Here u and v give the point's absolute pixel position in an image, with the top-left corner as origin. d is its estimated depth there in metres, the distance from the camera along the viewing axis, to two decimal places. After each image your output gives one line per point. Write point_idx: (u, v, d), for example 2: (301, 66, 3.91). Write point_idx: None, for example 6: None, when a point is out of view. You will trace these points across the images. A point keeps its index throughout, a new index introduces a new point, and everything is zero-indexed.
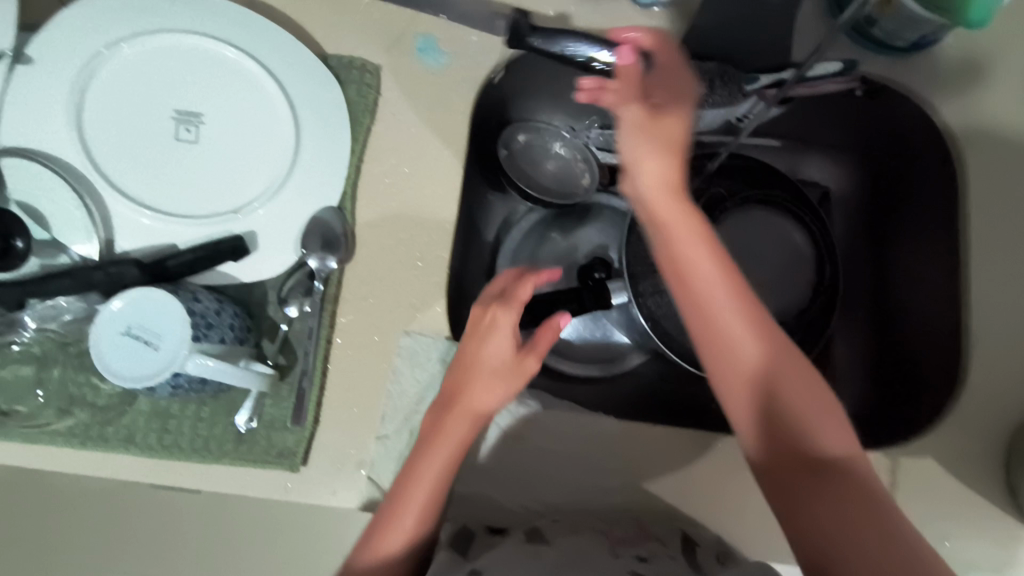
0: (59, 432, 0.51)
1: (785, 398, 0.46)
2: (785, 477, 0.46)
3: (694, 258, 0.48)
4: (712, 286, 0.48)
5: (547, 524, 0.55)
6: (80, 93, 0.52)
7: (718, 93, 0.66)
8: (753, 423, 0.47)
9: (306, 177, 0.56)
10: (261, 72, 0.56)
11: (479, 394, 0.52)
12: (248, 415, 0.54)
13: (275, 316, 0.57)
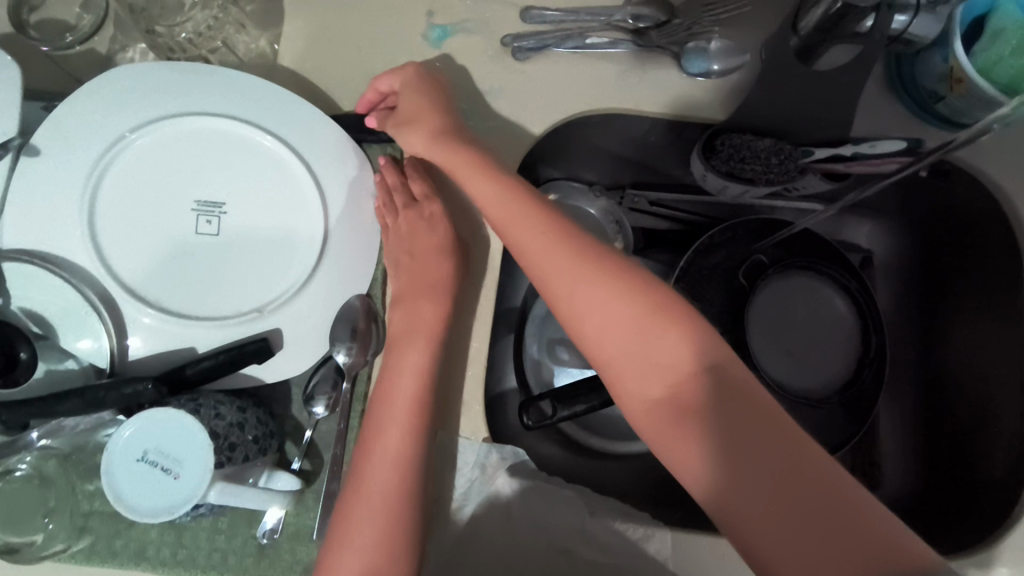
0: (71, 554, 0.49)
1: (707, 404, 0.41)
2: (735, 507, 0.38)
3: (545, 263, 0.47)
4: (578, 291, 0.45)
5: None
6: (94, 189, 0.49)
7: (773, 172, 0.63)
8: (685, 446, 0.40)
9: (334, 267, 0.52)
10: (288, 155, 0.52)
11: (396, 430, 0.49)
12: (271, 524, 0.50)
13: (300, 415, 0.54)
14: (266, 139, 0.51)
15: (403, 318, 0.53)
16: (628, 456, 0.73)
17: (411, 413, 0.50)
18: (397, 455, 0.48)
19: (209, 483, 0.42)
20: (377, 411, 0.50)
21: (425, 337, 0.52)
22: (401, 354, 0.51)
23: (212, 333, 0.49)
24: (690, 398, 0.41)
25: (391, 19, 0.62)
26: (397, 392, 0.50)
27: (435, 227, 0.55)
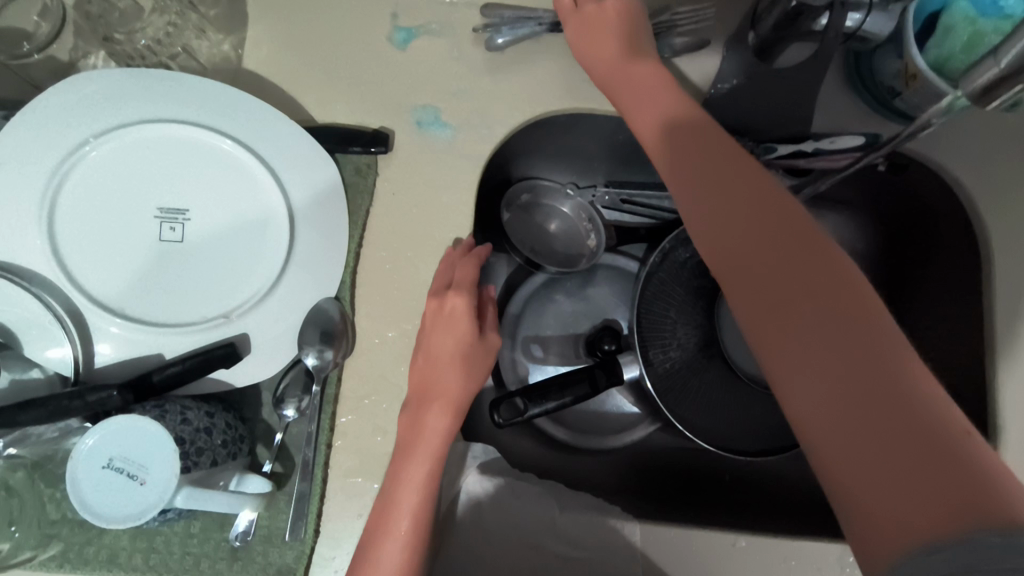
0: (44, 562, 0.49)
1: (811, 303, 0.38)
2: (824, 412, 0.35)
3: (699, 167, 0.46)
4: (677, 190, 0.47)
5: None
6: (54, 200, 0.49)
7: None
8: (779, 344, 0.38)
9: (301, 270, 0.53)
10: (252, 160, 0.52)
11: (420, 464, 0.50)
12: (243, 528, 0.51)
13: (269, 419, 0.54)
14: (226, 142, 0.52)
15: (411, 419, 0.52)
16: (604, 451, 0.75)
17: (434, 454, 0.51)
18: (403, 559, 0.48)
19: (176, 488, 0.43)
20: (382, 507, 0.50)
21: (433, 453, 0.51)
22: (405, 462, 0.50)
23: (178, 339, 0.50)
24: (791, 296, 0.39)
25: (355, 21, 0.62)
26: (422, 439, 0.51)
27: (455, 327, 0.54)
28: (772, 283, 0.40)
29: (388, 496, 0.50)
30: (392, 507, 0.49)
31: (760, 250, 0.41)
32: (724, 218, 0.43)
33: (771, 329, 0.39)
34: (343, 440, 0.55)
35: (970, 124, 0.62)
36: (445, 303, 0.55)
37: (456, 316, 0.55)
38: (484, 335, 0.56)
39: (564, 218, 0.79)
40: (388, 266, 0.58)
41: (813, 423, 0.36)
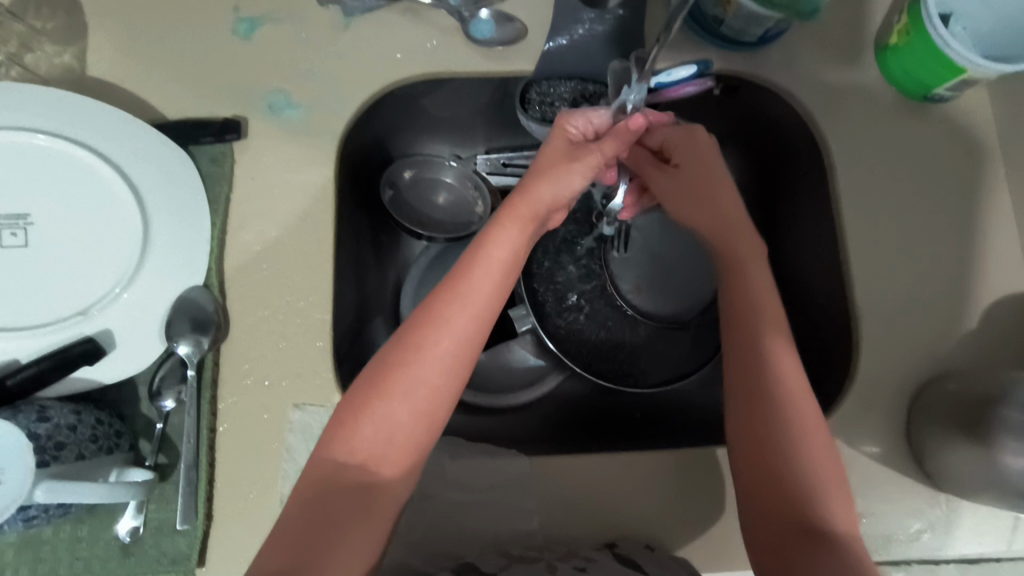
0: None
1: (777, 373, 0.50)
2: (778, 534, 0.46)
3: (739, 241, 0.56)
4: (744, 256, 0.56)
5: (482, 560, 0.52)
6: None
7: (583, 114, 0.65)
8: (737, 398, 0.50)
9: (159, 260, 0.54)
10: (92, 158, 0.54)
11: (402, 384, 0.46)
12: (132, 521, 0.51)
13: (149, 413, 0.54)
14: (40, 137, 0.53)
15: (479, 287, 0.49)
16: (515, 409, 0.77)
17: (433, 380, 0.46)
18: (384, 445, 0.45)
19: (34, 483, 0.42)
20: (375, 381, 0.46)
21: (462, 338, 0.47)
22: (408, 354, 0.47)
23: (33, 341, 0.50)
24: (793, 449, 0.47)
25: (197, 17, 0.63)
26: (425, 357, 0.47)
27: (525, 191, 0.53)
28: (754, 347, 0.51)
29: (393, 369, 0.46)
30: (392, 382, 0.46)
31: (766, 334, 0.52)
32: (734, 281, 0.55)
33: (743, 381, 0.50)
34: (227, 423, 0.55)
35: (797, 44, 0.67)
36: (561, 137, 0.56)
37: (556, 149, 0.56)
38: (532, 192, 0.53)
39: (451, 190, 0.80)
40: (255, 247, 0.58)
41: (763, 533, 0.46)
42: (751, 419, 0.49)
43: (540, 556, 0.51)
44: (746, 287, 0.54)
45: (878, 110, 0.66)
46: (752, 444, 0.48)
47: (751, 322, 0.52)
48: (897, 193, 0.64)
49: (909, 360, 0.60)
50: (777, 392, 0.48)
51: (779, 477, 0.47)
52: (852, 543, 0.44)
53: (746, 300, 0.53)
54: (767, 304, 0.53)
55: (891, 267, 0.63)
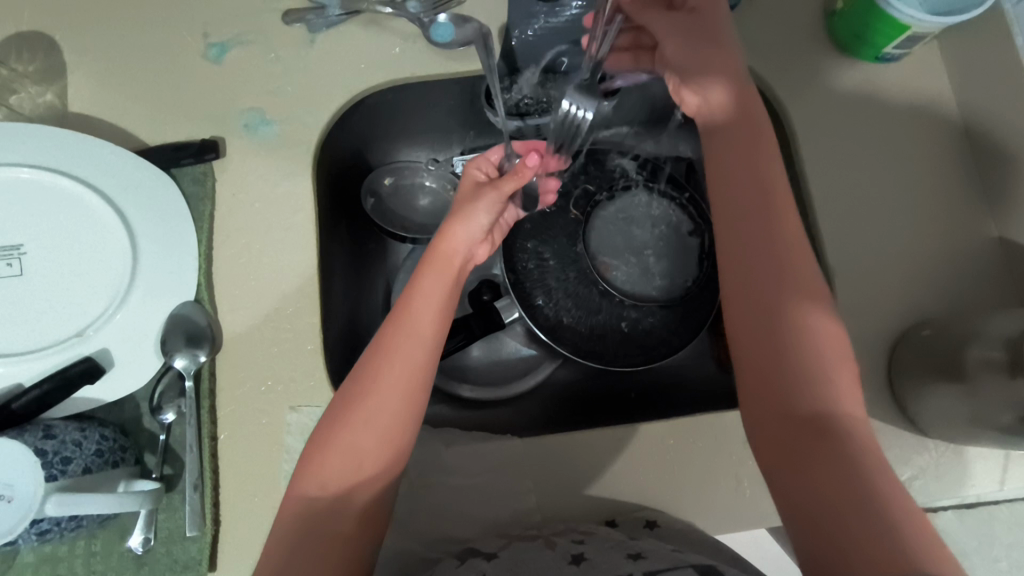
0: None
1: (779, 277, 0.49)
2: (780, 429, 0.46)
3: (737, 136, 0.55)
4: (737, 154, 0.54)
5: (483, 541, 0.53)
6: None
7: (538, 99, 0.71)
8: (738, 299, 0.51)
9: (150, 280, 0.56)
10: (78, 187, 0.56)
11: (358, 414, 0.48)
12: (142, 534, 0.53)
13: (151, 426, 0.56)
14: (24, 171, 0.55)
15: (430, 299, 0.52)
16: (514, 400, 0.78)
17: (390, 412, 0.48)
18: (354, 473, 0.47)
19: (43, 495, 0.44)
20: (341, 411, 0.49)
21: (416, 365, 0.50)
22: (359, 384, 0.49)
23: (34, 365, 0.52)
24: (799, 348, 0.47)
25: (169, 47, 0.66)
26: (378, 389, 0.49)
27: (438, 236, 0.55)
28: (750, 252, 0.51)
29: (355, 401, 0.49)
30: (357, 413, 0.48)
31: (760, 238, 0.51)
32: (727, 182, 0.54)
33: (741, 285, 0.51)
34: (227, 431, 0.56)
35: (748, 19, 0.69)
36: (471, 182, 0.59)
37: (466, 191, 0.58)
38: (442, 236, 0.55)
39: (432, 193, 0.82)
40: (241, 259, 0.60)
41: (769, 429, 0.47)
42: (745, 324, 0.50)
43: (539, 535, 0.51)
44: (748, 199, 0.53)
45: (833, 75, 0.68)
46: (754, 343, 0.49)
47: (751, 221, 0.52)
48: (858, 152, 0.66)
49: (884, 312, 0.62)
50: (777, 301, 0.49)
51: (781, 379, 0.47)
52: (854, 430, 0.45)
53: (745, 203, 0.53)
54: (775, 204, 0.52)
55: (858, 224, 0.64)
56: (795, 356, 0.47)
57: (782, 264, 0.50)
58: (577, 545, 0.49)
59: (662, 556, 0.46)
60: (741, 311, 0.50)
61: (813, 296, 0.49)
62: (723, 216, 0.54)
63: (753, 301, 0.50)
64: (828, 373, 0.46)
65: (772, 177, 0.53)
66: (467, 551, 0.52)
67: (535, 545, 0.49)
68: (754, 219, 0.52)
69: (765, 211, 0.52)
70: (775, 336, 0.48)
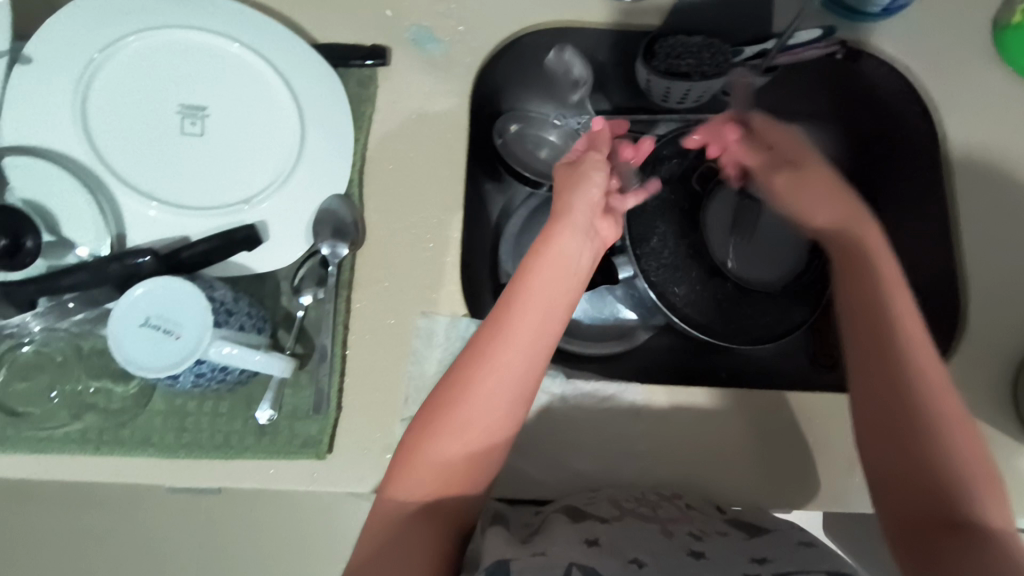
0: (71, 438, 0.53)
1: (906, 373, 0.50)
2: (922, 530, 0.46)
3: (862, 233, 0.56)
4: (863, 250, 0.55)
5: (583, 501, 0.53)
6: (86, 91, 0.51)
7: (707, 65, 0.66)
8: (865, 393, 0.51)
9: (314, 165, 0.57)
10: (262, 64, 0.57)
11: (457, 434, 0.48)
12: (270, 408, 0.54)
13: (289, 305, 0.57)
14: (235, 46, 0.56)
15: (528, 339, 0.50)
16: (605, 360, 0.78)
17: (484, 432, 0.49)
18: (438, 491, 0.49)
19: (208, 339, 0.46)
20: (420, 435, 0.49)
21: (494, 429, 0.49)
22: (458, 399, 0.49)
23: (204, 223, 0.53)
24: (932, 451, 0.48)
25: None
26: (472, 413, 0.48)
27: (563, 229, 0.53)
28: (870, 346, 0.52)
29: (442, 422, 0.48)
30: (442, 436, 0.48)
31: (880, 334, 0.52)
32: (856, 274, 0.55)
33: (870, 381, 0.51)
34: (359, 325, 0.58)
35: (916, 21, 0.69)
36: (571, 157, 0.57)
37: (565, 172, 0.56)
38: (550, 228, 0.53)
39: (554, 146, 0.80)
40: (392, 166, 0.62)
41: (908, 527, 0.47)
42: (875, 419, 0.50)
43: (653, 515, 0.51)
44: (874, 295, 0.53)
45: (996, 89, 0.67)
46: (887, 437, 0.50)
47: (875, 318, 0.52)
48: (1009, 170, 0.65)
49: (1015, 330, 0.61)
50: (907, 397, 0.49)
51: (906, 468, 0.48)
52: (997, 536, 0.45)
53: (873, 297, 0.53)
54: (896, 298, 0.53)
55: (999, 240, 0.64)
56: (931, 453, 0.48)
57: (903, 361, 0.51)
58: (696, 541, 0.48)
59: (786, 560, 0.47)
60: (874, 404, 0.51)
61: (943, 390, 0.50)
62: (852, 308, 0.54)
63: (872, 388, 0.51)
64: (965, 476, 0.47)
65: (886, 275, 0.54)
66: (572, 509, 0.52)
67: (648, 526, 0.49)
68: (879, 317, 0.52)
69: (885, 316, 0.52)
70: (891, 425, 0.50)
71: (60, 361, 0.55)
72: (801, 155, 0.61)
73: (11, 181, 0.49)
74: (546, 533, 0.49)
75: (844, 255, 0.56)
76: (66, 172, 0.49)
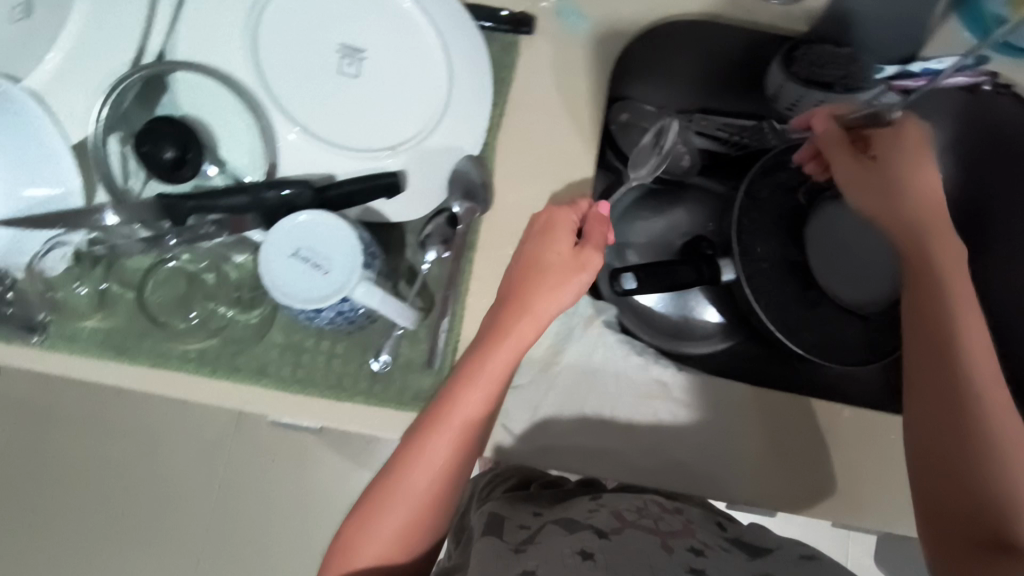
0: (190, 358, 0.53)
1: (959, 395, 0.49)
2: (962, 552, 0.46)
3: (942, 249, 0.53)
4: (948, 262, 0.52)
5: (581, 513, 0.50)
6: (261, 9, 0.51)
7: (845, 78, 0.67)
8: (916, 412, 0.51)
9: (456, 121, 0.56)
10: (418, 11, 0.55)
11: (406, 497, 0.47)
12: (384, 357, 0.55)
13: (412, 258, 0.57)
14: None
15: (472, 400, 0.48)
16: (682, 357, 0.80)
17: (437, 482, 0.48)
18: (387, 556, 0.47)
19: (355, 278, 0.46)
20: (375, 498, 0.48)
21: (439, 469, 0.48)
22: (405, 461, 0.48)
23: (350, 164, 0.53)
24: (970, 476, 0.47)
25: None
26: (416, 474, 0.47)
27: (536, 286, 0.49)
28: (928, 365, 0.50)
29: (392, 483, 0.47)
30: (392, 499, 0.47)
31: (935, 351, 0.50)
32: (931, 294, 0.51)
33: (926, 401, 0.50)
34: (477, 287, 0.57)
35: None
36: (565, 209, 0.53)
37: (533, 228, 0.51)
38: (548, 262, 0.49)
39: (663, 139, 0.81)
40: (524, 138, 0.61)
41: (947, 546, 0.47)
42: (927, 438, 0.50)
43: (656, 529, 0.47)
44: (939, 314, 0.51)
45: None
46: (935, 460, 0.49)
47: (940, 335, 0.50)
48: None
49: None
50: (959, 421, 0.48)
51: (956, 481, 0.47)
52: None
53: (937, 317, 0.51)
54: (965, 319, 0.50)
55: None
56: (979, 479, 0.47)
57: (959, 385, 0.49)
58: (697, 557, 0.44)
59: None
60: (923, 423, 0.50)
61: (1011, 420, 0.48)
62: (916, 322, 0.52)
63: (924, 382, 0.50)
64: (1021, 510, 0.46)
65: (961, 288, 0.51)
66: (566, 521, 0.49)
67: (646, 538, 0.46)
68: (937, 340, 0.50)
69: (947, 335, 0.50)
70: (946, 436, 0.49)
71: (207, 280, 0.56)
72: (891, 159, 0.56)
73: (178, 96, 0.50)
74: (540, 544, 0.46)
75: (917, 269, 0.53)
76: (228, 92, 0.50)
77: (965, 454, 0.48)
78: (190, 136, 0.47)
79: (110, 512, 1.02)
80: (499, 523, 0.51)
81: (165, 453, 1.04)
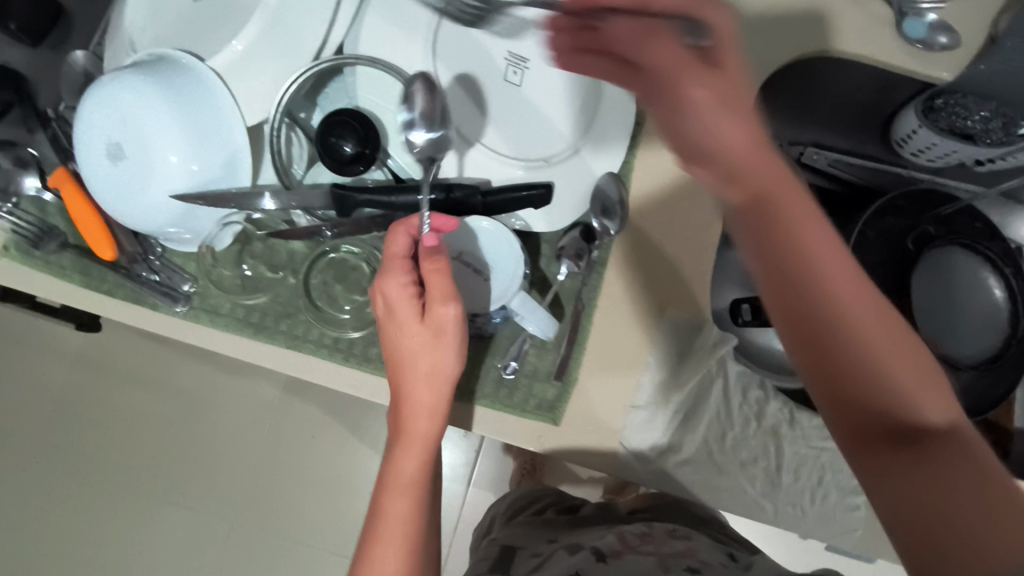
0: (326, 344, 0.54)
1: (895, 457, 0.35)
2: None
3: (824, 249, 0.36)
4: (842, 267, 0.36)
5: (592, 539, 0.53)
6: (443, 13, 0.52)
7: (992, 133, 0.68)
8: (884, 485, 0.35)
9: (601, 138, 0.56)
10: None
11: (385, 557, 0.45)
12: (514, 361, 0.55)
13: (546, 269, 0.58)
14: None
15: (418, 435, 0.48)
16: None
17: (408, 536, 0.46)
18: None
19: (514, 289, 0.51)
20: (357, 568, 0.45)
21: (409, 530, 0.46)
22: (381, 511, 0.47)
23: (505, 173, 0.53)
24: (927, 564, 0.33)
25: None
26: (390, 529, 0.46)
27: (432, 339, 0.47)
28: (863, 411, 0.36)
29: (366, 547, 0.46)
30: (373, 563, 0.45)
31: (866, 386, 0.36)
32: (848, 301, 0.36)
33: (887, 464, 0.35)
34: (607, 305, 0.58)
35: None
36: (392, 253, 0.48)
37: (392, 278, 0.47)
38: (428, 313, 0.47)
39: None
40: None
41: None
42: (905, 519, 0.34)
43: (656, 552, 0.49)
44: (830, 331, 0.36)
45: None
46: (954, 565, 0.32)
47: (835, 363, 0.36)
48: None
49: None
50: (903, 497, 0.34)
51: (932, 433, 0.35)
52: None
53: (852, 344, 0.36)
54: (872, 347, 0.36)
55: None
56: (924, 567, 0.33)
57: (866, 429, 0.36)
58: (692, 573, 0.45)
59: None
60: (901, 498, 0.34)
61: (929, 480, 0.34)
62: (820, 344, 0.36)
63: (853, 429, 0.37)
64: None
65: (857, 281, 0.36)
66: (573, 546, 0.52)
67: (646, 560, 0.47)
68: (852, 376, 0.36)
69: (869, 363, 0.36)
70: (853, 354, 0.36)
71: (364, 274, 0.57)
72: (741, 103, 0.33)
73: (355, 90, 0.52)
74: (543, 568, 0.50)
75: (808, 298, 0.36)
76: (404, 90, 0.51)
77: (909, 395, 0.36)
78: (370, 137, 0.49)
79: (136, 473, 0.99)
80: (510, 554, 0.56)
81: (204, 418, 1.02)
